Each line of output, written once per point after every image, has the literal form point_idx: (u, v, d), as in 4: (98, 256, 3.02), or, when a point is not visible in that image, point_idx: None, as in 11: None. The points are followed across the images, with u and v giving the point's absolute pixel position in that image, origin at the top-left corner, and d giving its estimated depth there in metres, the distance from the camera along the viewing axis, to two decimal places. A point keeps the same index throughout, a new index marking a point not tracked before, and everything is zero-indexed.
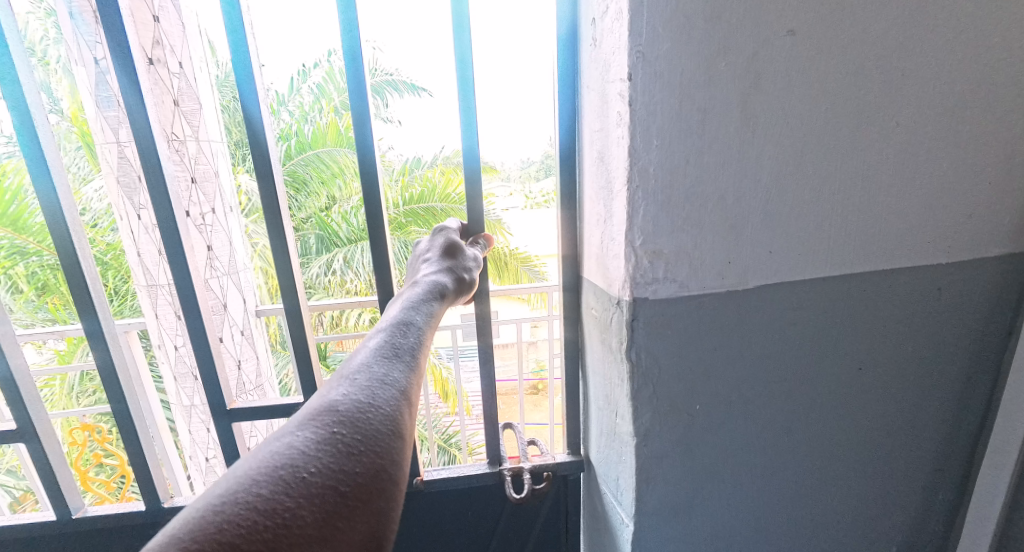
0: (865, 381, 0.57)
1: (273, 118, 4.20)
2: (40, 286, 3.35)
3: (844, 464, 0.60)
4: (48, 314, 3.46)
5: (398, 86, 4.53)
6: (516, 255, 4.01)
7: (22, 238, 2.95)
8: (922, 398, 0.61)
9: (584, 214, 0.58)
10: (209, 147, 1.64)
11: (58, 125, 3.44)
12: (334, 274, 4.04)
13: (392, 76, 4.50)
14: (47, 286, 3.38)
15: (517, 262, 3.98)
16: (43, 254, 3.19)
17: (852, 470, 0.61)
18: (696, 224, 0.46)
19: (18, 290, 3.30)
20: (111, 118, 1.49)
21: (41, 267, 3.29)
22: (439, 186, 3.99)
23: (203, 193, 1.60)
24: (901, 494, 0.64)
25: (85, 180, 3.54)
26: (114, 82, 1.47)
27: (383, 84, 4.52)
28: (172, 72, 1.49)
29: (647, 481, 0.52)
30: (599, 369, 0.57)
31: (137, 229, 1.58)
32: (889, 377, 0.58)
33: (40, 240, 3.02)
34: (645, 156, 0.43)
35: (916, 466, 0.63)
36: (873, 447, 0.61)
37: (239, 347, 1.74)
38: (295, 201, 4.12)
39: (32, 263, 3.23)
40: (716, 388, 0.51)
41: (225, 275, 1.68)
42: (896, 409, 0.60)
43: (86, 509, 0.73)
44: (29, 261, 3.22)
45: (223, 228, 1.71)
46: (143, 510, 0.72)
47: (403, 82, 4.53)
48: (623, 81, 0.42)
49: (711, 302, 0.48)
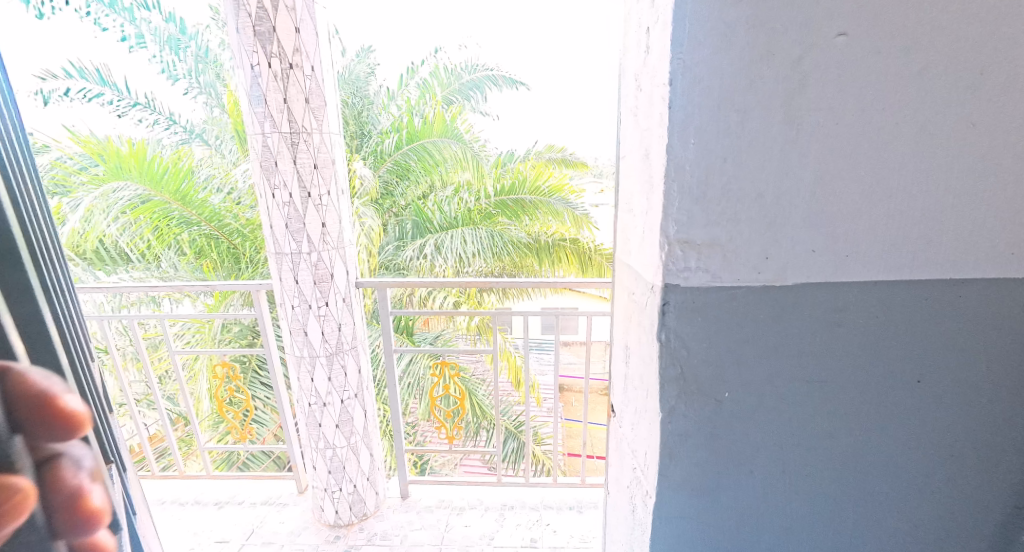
0: (925, 394, 0.57)
1: (385, 111, 4.71)
2: (197, 250, 4.18)
3: (894, 478, 0.60)
4: (201, 274, 4.28)
5: (497, 80, 4.88)
6: (601, 252, 4.43)
7: (188, 210, 3.79)
8: (999, 424, 0.58)
9: (627, 207, 0.64)
10: (332, 139, 1.67)
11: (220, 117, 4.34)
12: (425, 258, 4.39)
13: (491, 72, 4.85)
14: (202, 251, 4.20)
15: (602, 258, 4.40)
16: (201, 224, 3.99)
17: (906, 489, 0.60)
18: (732, 219, 0.50)
19: (183, 253, 4.18)
20: (258, 115, 1.57)
21: (199, 234, 4.09)
22: (529, 179, 4.45)
23: (323, 178, 1.65)
24: (969, 526, 0.61)
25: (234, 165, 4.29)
26: (264, 82, 1.53)
27: (483, 79, 4.87)
28: (306, 76, 1.56)
29: (670, 456, 0.57)
30: (634, 350, 0.63)
31: (269, 203, 1.63)
32: (956, 393, 0.57)
33: (200, 213, 3.85)
34: (682, 154, 0.48)
35: (990, 498, 0.60)
36: (934, 468, 0.59)
37: (339, 311, 1.78)
38: (399, 187, 4.59)
39: (193, 231, 4.04)
40: (747, 378, 0.55)
41: (323, 251, 1.69)
42: (967, 431, 0.58)
43: None
44: (191, 230, 4.02)
45: (334, 209, 1.71)
46: None
47: (501, 77, 4.89)
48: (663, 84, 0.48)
49: (745, 294, 0.52)
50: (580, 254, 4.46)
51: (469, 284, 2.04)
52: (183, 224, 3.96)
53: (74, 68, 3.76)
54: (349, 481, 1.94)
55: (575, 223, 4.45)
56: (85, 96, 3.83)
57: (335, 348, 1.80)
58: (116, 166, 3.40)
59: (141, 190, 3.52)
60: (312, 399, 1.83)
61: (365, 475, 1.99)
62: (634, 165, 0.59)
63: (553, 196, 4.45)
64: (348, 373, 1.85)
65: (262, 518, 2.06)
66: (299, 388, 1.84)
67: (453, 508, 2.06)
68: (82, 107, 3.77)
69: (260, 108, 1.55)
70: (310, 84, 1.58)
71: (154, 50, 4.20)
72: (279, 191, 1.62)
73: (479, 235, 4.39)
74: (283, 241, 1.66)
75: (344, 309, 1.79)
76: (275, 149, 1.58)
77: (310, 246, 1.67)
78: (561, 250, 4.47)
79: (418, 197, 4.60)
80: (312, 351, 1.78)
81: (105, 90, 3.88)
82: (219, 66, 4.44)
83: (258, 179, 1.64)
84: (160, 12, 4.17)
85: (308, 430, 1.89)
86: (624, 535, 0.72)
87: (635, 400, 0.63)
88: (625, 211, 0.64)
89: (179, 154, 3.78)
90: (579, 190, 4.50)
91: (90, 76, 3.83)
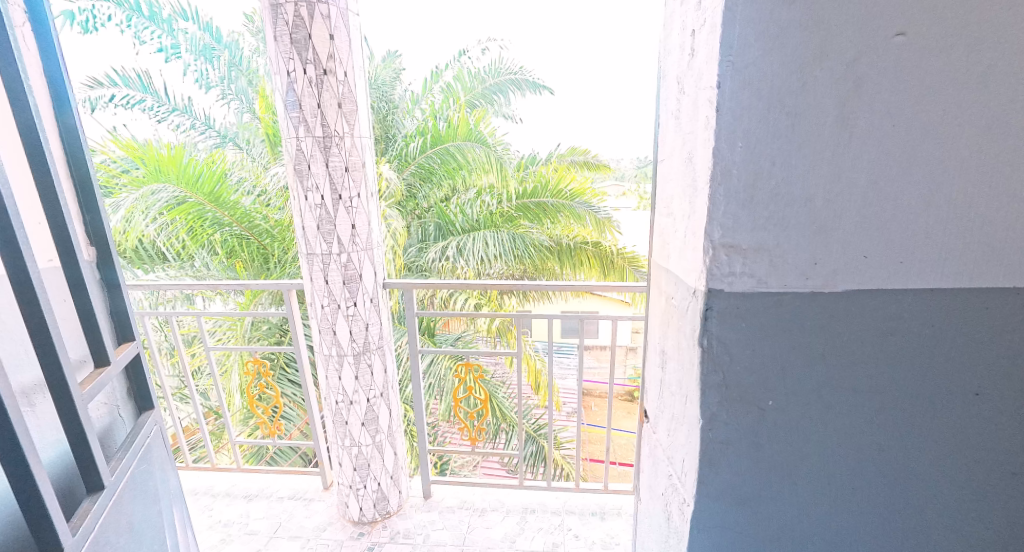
0: (982, 408, 0.55)
1: (410, 114, 4.78)
2: (228, 250, 4.30)
3: (946, 493, 0.57)
4: (232, 272, 4.41)
5: (520, 84, 4.97)
6: (623, 256, 4.42)
7: (221, 212, 3.90)
8: None
9: (666, 213, 0.63)
10: (362, 144, 1.69)
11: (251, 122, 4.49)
12: (447, 260, 4.41)
13: (515, 75, 4.93)
14: (233, 251, 4.32)
15: (624, 261, 4.38)
16: (233, 226, 4.10)
17: (957, 506, 0.58)
18: (781, 224, 0.49)
19: (215, 252, 4.31)
20: (293, 119, 1.60)
21: (231, 235, 4.20)
22: (551, 182, 4.46)
23: (354, 180, 1.67)
24: None
25: (263, 167, 4.40)
26: (299, 89, 1.56)
27: (507, 83, 4.96)
28: (339, 81, 1.59)
29: (710, 466, 0.57)
30: (671, 356, 0.62)
31: (303, 206, 1.66)
32: (1014, 407, 0.54)
33: (232, 214, 3.96)
34: (729, 158, 0.48)
35: None
36: (991, 484, 0.57)
37: (367, 312, 1.79)
38: (422, 190, 4.61)
39: (225, 232, 4.15)
40: (792, 387, 0.54)
41: (352, 252, 1.71)
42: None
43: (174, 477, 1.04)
44: (223, 231, 4.14)
45: (363, 212, 1.72)
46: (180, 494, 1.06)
47: (524, 80, 4.96)
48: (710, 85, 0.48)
49: (793, 300, 0.51)
50: (602, 258, 4.48)
51: (492, 286, 2.03)
52: (215, 226, 4.07)
53: (117, 76, 4.01)
54: (373, 479, 1.96)
55: (597, 227, 4.45)
56: (128, 103, 4.09)
57: (361, 348, 1.82)
58: (155, 168, 3.53)
59: (178, 192, 3.66)
60: (339, 398, 1.86)
61: (389, 474, 2.00)
62: (676, 167, 0.59)
63: (575, 199, 4.44)
64: (374, 372, 1.87)
65: (289, 513, 2.10)
66: (327, 385, 1.87)
67: (474, 509, 2.06)
68: (126, 114, 4.06)
69: (294, 112, 1.58)
70: (343, 89, 1.60)
71: (189, 59, 4.38)
72: (311, 194, 1.65)
73: (502, 237, 4.42)
74: (314, 242, 1.69)
75: (371, 310, 1.81)
76: (308, 153, 1.61)
77: (340, 247, 1.69)
78: (582, 253, 4.49)
79: (441, 200, 4.66)
80: (340, 351, 1.80)
81: (146, 96, 4.13)
82: (251, 74, 4.56)
83: (291, 181, 1.67)
84: (195, 21, 4.32)
85: (334, 428, 1.91)
86: (658, 542, 0.71)
87: (672, 406, 0.63)
88: (664, 215, 0.64)
89: (213, 157, 3.90)
90: (602, 193, 4.52)
91: (132, 83, 4.08)
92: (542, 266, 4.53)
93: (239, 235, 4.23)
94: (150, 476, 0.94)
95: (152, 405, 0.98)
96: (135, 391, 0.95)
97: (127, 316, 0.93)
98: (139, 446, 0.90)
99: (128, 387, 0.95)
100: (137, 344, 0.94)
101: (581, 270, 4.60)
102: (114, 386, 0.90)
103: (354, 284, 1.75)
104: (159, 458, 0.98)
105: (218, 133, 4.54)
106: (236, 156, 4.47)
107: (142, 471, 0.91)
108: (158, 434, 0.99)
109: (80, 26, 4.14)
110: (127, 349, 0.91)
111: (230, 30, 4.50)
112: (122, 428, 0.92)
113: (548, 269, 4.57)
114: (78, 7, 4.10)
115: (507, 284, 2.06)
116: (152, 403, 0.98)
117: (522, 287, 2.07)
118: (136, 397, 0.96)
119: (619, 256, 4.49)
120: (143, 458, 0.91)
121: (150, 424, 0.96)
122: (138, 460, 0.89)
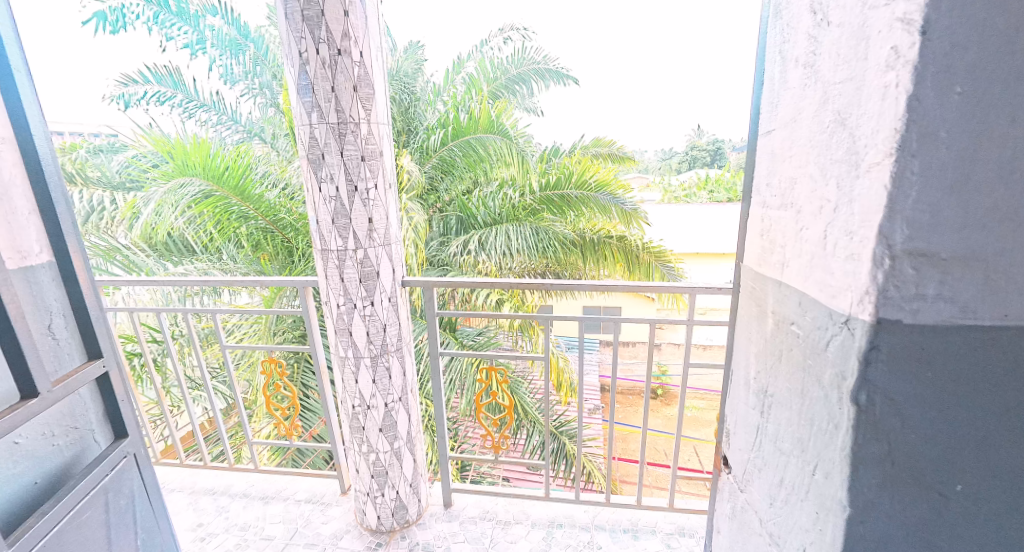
0: None
1: (431, 107, 4.68)
2: (255, 244, 4.28)
3: None
4: (257, 266, 4.28)
5: (543, 75, 4.90)
6: (650, 249, 4.27)
7: (247, 205, 3.85)
8: None
9: (803, 204, 0.56)
10: (380, 131, 1.55)
11: (275, 117, 4.49)
12: (469, 254, 4.28)
13: (538, 64, 4.83)
14: (259, 244, 4.29)
15: (650, 255, 4.24)
16: (258, 220, 4.05)
17: None
18: (1009, 204, 0.41)
19: (242, 246, 4.29)
20: (306, 105, 1.47)
21: (257, 229, 4.17)
22: (576, 173, 4.28)
23: (371, 170, 1.54)
24: None
25: (288, 161, 4.35)
26: (313, 71, 1.44)
27: (530, 74, 4.90)
28: (354, 63, 1.45)
29: (868, 507, 0.49)
30: (810, 385, 0.55)
31: (318, 199, 1.54)
32: None
33: (257, 207, 3.91)
34: (935, 103, 0.41)
35: None
36: None
37: (385, 313, 1.68)
38: (444, 183, 4.53)
39: (251, 226, 4.11)
40: (985, 470, 0.45)
41: (369, 246, 1.59)
42: None
43: (156, 509, 1.01)
44: (249, 225, 4.09)
45: (382, 204, 1.59)
46: (162, 528, 1.02)
47: (547, 71, 4.88)
48: (919, 45, 0.41)
49: (1010, 341, 0.42)
50: (627, 252, 4.32)
51: (523, 284, 1.84)
52: (241, 219, 4.03)
53: (150, 73, 4.08)
54: (391, 487, 1.85)
55: (624, 219, 4.29)
56: (159, 99, 4.20)
57: (379, 350, 1.70)
58: (181, 161, 3.47)
59: (205, 186, 3.59)
60: (356, 402, 1.75)
61: (408, 482, 1.89)
62: (836, 154, 0.49)
63: (600, 191, 4.28)
64: (393, 376, 1.75)
65: (306, 518, 2.01)
66: (343, 388, 1.76)
67: (497, 521, 1.94)
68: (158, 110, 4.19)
69: (306, 96, 1.46)
70: (360, 70, 1.46)
71: (214, 54, 4.36)
72: (325, 185, 1.52)
73: (524, 231, 4.24)
74: (330, 235, 1.57)
75: (390, 310, 1.69)
76: (322, 140, 1.49)
77: (356, 243, 1.57)
78: (607, 247, 4.35)
79: (462, 193, 4.54)
80: (356, 352, 1.69)
81: (177, 92, 4.23)
82: (276, 67, 4.48)
83: (304, 171, 1.55)
84: (224, 16, 4.23)
85: (351, 433, 1.81)
86: None
87: (815, 446, 0.54)
88: (799, 217, 0.56)
89: (240, 151, 3.88)
90: (629, 186, 4.39)
91: (164, 80, 4.16)
92: (565, 260, 4.38)
93: (264, 228, 4.18)
94: (112, 513, 0.89)
95: (129, 432, 0.95)
96: (110, 414, 0.92)
97: (95, 332, 0.88)
98: (94, 482, 0.85)
99: (103, 409, 0.91)
100: (104, 362, 0.89)
101: (605, 265, 4.46)
102: (81, 408, 0.87)
103: (370, 282, 1.63)
104: (127, 491, 0.93)
105: (245, 128, 4.56)
106: (263, 150, 4.46)
107: (98, 510, 0.86)
108: (131, 465, 0.94)
109: (110, 26, 4.18)
110: (88, 370, 0.86)
111: (257, 24, 4.42)
112: (90, 455, 0.88)
113: (571, 263, 4.42)
114: (109, 8, 4.08)
115: (542, 281, 1.89)
116: (127, 430, 0.94)
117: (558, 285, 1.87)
118: (110, 420, 0.92)
119: (644, 250, 4.33)
120: (99, 495, 0.86)
121: (120, 453, 0.92)
122: (86, 499, 0.83)
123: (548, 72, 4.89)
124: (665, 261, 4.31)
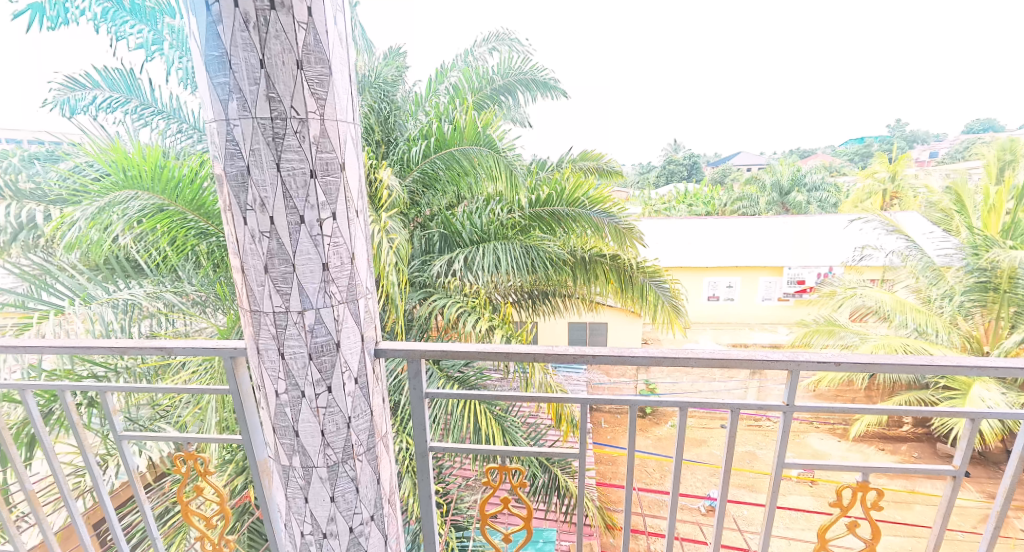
0: None
1: (412, 116, 4.17)
2: (215, 263, 3.54)
3: None
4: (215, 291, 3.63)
5: (531, 86, 4.56)
6: (643, 269, 3.97)
7: (207, 223, 3.25)
8: None
9: None
10: (343, 131, 1.01)
11: None
12: (454, 275, 3.76)
13: (526, 76, 4.49)
14: (220, 264, 3.55)
15: (644, 276, 3.91)
16: (220, 236, 3.37)
17: None
18: None
19: (201, 267, 3.61)
20: (221, 89, 0.93)
21: (217, 247, 3.47)
22: (568, 190, 3.78)
23: (325, 191, 1.00)
24: None
25: None
26: (228, 35, 0.90)
27: (516, 84, 4.55)
28: (296, 20, 0.91)
29: None
30: None
31: (243, 236, 1.00)
32: None
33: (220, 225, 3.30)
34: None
35: None
36: None
37: (350, 399, 1.13)
38: (425, 197, 3.97)
39: (211, 243, 3.42)
40: None
41: (324, 308, 1.05)
42: None
43: None
44: (209, 242, 3.40)
45: (346, 243, 1.05)
46: None
47: (535, 82, 4.54)
48: None
49: None
50: (619, 271, 4.00)
51: (549, 352, 1.24)
52: (199, 234, 3.34)
53: (98, 76, 3.47)
54: None
55: (617, 238, 3.83)
56: (109, 106, 3.62)
57: (340, 455, 1.15)
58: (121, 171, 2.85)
59: (156, 200, 2.99)
60: (307, 529, 1.20)
61: None
62: None
63: (594, 208, 3.79)
64: (361, 489, 1.20)
65: None
66: (286, 506, 1.20)
67: None
68: (109, 120, 3.62)
69: (221, 74, 0.92)
70: (309, 36, 0.93)
71: (173, 57, 3.71)
72: (253, 214, 0.98)
73: (512, 250, 3.72)
74: (262, 292, 1.03)
75: (357, 395, 1.15)
76: (247, 145, 0.95)
77: (302, 302, 1.03)
78: (598, 267, 4.03)
79: (445, 208, 4.00)
80: (306, 460, 1.14)
81: (130, 98, 3.63)
82: None
83: (221, 193, 1.01)
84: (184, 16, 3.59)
85: None
86: None
87: None
88: None
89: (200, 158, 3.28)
90: (625, 202, 3.95)
91: (116, 84, 3.56)
92: (554, 279, 4.02)
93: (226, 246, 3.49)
94: None
95: None
96: None
97: None
98: None
99: None
100: None
101: (596, 284, 4.16)
102: None
103: (325, 357, 1.08)
104: None
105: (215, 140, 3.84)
106: None
107: None
108: None
109: (49, 23, 3.22)
110: None
111: None
112: None
113: (559, 281, 4.06)
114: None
115: (566, 349, 1.25)
116: None
117: (598, 357, 1.25)
118: None
119: (637, 270, 4.02)
120: None
121: None
122: None
123: (535, 83, 4.55)
124: (661, 281, 3.94)
